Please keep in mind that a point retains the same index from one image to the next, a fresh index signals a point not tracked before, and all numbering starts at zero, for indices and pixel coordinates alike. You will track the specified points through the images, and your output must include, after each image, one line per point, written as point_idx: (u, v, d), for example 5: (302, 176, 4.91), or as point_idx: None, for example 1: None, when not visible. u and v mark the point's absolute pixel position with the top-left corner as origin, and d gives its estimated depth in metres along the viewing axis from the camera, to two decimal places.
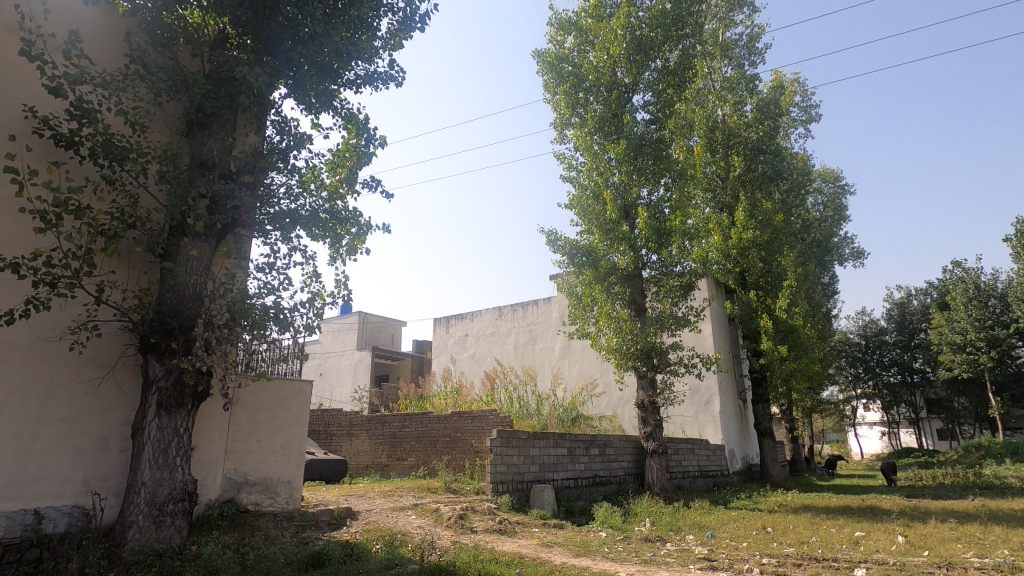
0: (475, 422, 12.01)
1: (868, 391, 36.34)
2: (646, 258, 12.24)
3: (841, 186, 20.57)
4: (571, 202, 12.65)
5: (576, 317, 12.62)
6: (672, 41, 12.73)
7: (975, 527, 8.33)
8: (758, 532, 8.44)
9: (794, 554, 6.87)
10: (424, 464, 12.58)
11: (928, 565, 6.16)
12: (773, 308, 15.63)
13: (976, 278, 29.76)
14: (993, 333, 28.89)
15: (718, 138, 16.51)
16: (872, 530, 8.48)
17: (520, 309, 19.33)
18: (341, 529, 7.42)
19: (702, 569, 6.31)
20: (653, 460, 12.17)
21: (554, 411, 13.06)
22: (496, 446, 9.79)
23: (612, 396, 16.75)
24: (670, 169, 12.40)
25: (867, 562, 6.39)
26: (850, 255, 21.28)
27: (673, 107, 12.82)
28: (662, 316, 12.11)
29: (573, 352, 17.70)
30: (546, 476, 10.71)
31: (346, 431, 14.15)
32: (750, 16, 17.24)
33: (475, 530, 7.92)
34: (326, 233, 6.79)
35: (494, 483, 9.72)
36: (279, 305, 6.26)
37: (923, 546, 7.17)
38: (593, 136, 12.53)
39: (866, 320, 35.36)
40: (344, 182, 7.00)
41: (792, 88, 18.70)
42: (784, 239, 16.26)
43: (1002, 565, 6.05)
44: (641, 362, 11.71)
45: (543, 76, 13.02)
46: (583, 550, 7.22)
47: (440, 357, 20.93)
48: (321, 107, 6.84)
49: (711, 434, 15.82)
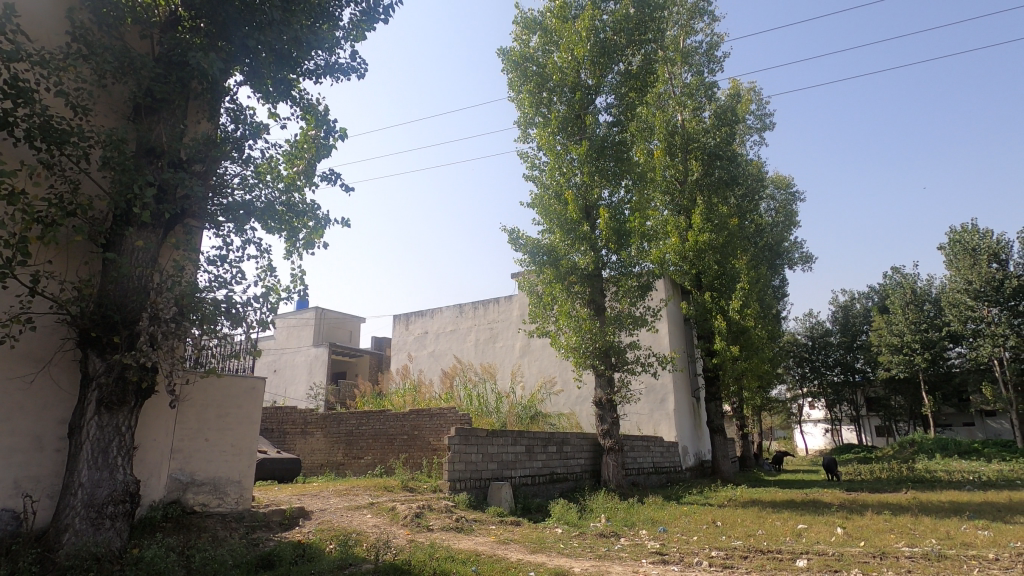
0: (433, 420, 11.94)
1: (813, 390, 37.92)
2: (606, 258, 12.40)
3: (792, 193, 21.37)
4: (534, 201, 12.73)
5: (536, 316, 12.70)
6: (635, 45, 12.92)
7: (907, 518, 8.82)
8: (708, 527, 8.70)
9: (741, 547, 7.12)
10: (381, 462, 12.42)
11: (863, 555, 6.48)
12: (726, 309, 16.15)
13: (913, 283, 31.48)
14: (928, 336, 30.64)
15: (677, 142, 16.84)
16: (813, 522, 8.86)
17: (481, 307, 19.28)
18: (293, 530, 7.24)
19: (654, 563, 6.47)
20: (609, 458, 12.35)
21: (513, 408, 13.11)
22: (454, 444, 9.77)
23: (570, 394, 16.96)
24: (630, 171, 12.62)
25: (808, 553, 6.68)
26: (799, 259, 22.15)
27: (635, 110, 13.04)
28: (620, 316, 12.34)
29: (532, 350, 17.82)
30: (504, 474, 10.74)
31: (300, 429, 13.83)
32: (709, 25, 17.71)
33: (432, 529, 7.86)
34: (282, 226, 6.62)
35: (452, 481, 9.67)
36: (231, 299, 6.06)
37: (859, 537, 7.55)
38: (556, 136, 12.64)
39: (813, 321, 36.95)
40: (302, 173, 6.83)
41: (748, 97, 19.29)
42: (738, 242, 16.79)
43: (930, 553, 6.43)
44: (599, 360, 11.89)
45: (508, 75, 13.04)
46: (538, 546, 7.28)
47: (399, 354, 20.66)
48: (280, 96, 6.66)
49: (665, 431, 16.24)
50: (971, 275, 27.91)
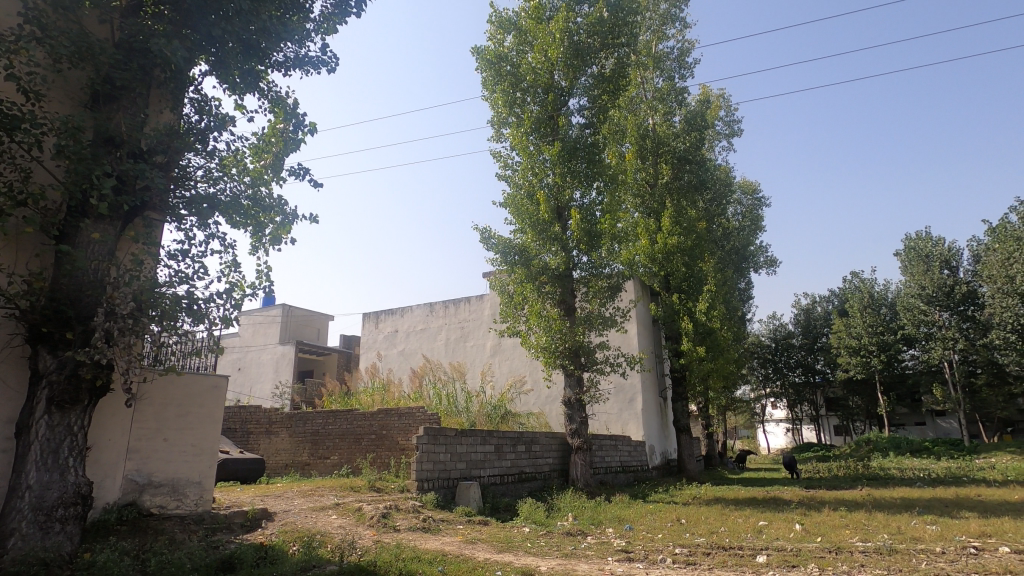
0: (402, 420, 11.83)
1: (775, 391, 38.97)
2: (577, 259, 12.49)
3: (758, 199, 21.92)
4: (506, 201, 12.74)
5: (507, 316, 12.72)
6: (609, 49, 13.06)
7: (862, 514, 9.15)
8: (673, 524, 8.86)
9: (704, 544, 7.28)
10: (348, 462, 12.26)
11: (820, 550, 6.70)
12: (693, 310, 16.48)
13: (871, 288, 32.64)
14: (883, 339, 31.83)
15: (648, 145, 17.10)
16: (774, 519, 9.11)
17: (452, 306, 19.19)
18: (256, 531, 7.09)
19: (619, 560, 6.54)
20: (577, 456, 12.44)
21: (483, 408, 13.08)
22: (423, 443, 9.71)
23: (540, 393, 17.05)
24: (602, 174, 12.74)
25: (768, 549, 6.87)
26: (764, 263, 22.74)
27: (608, 113, 13.15)
28: (590, 316, 12.47)
29: (503, 349, 17.85)
30: (473, 473, 10.72)
31: (264, 428, 13.52)
32: (681, 31, 18.02)
33: (398, 529, 7.79)
34: (247, 221, 6.45)
35: (419, 480, 9.60)
36: (193, 295, 5.88)
37: (816, 533, 7.80)
38: (529, 137, 12.67)
39: (776, 323, 38.01)
40: (269, 167, 6.67)
41: (718, 103, 19.70)
42: (706, 245, 17.13)
43: (882, 548, 6.68)
44: (568, 360, 11.98)
45: (481, 74, 13.02)
46: (505, 545, 7.28)
47: (367, 353, 20.41)
48: (247, 88, 6.50)
49: (633, 430, 16.46)
50: (925, 280, 29.11)
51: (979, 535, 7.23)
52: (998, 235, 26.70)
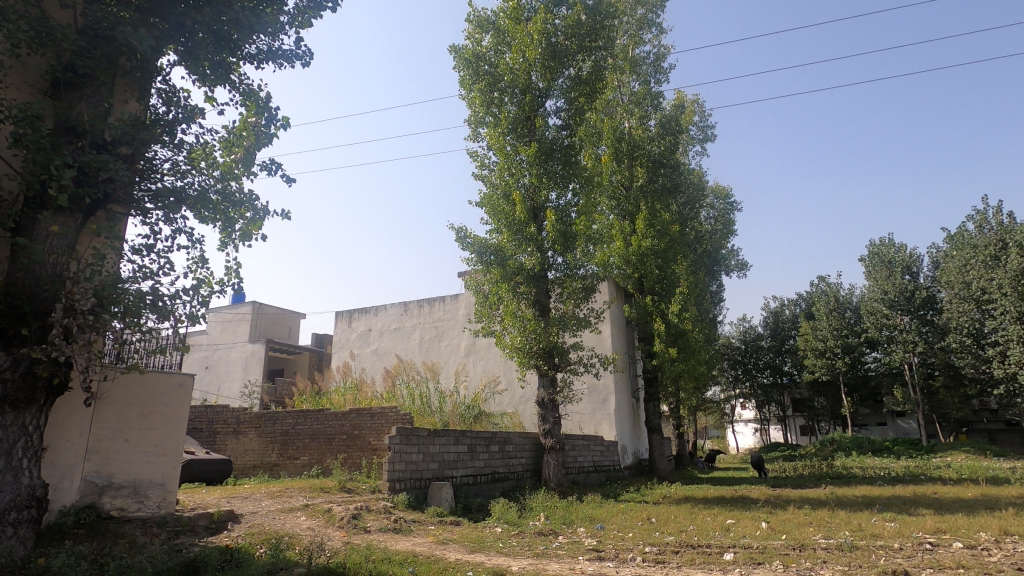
0: (374, 420, 11.71)
1: (744, 392, 39.77)
2: (552, 259, 12.52)
3: (730, 203, 22.33)
4: (482, 201, 12.72)
5: (482, 316, 12.69)
6: (586, 51, 13.16)
7: (825, 512, 9.40)
8: (644, 523, 8.96)
9: (673, 542, 7.39)
10: (318, 463, 12.08)
11: (785, 547, 6.87)
12: (665, 312, 16.71)
13: (837, 292, 33.57)
14: (848, 341, 32.77)
15: (624, 148, 17.27)
16: (741, 517, 9.31)
17: (427, 305, 19.07)
18: (221, 534, 6.92)
19: (590, 560, 6.59)
20: (550, 457, 12.50)
21: (456, 408, 13.04)
22: (395, 443, 9.63)
23: (513, 393, 17.08)
24: (578, 175, 12.82)
25: (735, 547, 7.01)
26: (735, 266, 23.18)
27: (584, 115, 13.24)
28: (564, 317, 12.53)
29: (477, 350, 17.82)
30: (445, 474, 10.66)
31: (232, 428, 13.22)
32: (657, 36, 18.25)
33: (369, 530, 7.70)
34: (216, 216, 6.28)
35: (391, 481, 9.51)
36: (158, 291, 5.70)
37: (781, 530, 8.00)
38: (506, 137, 12.67)
39: (746, 326, 38.79)
40: (240, 162, 6.51)
41: (692, 108, 20.01)
42: (679, 248, 17.38)
43: (843, 544, 6.88)
44: (542, 360, 12.02)
45: (459, 72, 12.97)
46: (477, 545, 7.27)
47: (340, 352, 20.13)
48: (218, 80, 6.33)
49: (605, 430, 16.61)
50: (887, 285, 30.09)
51: (935, 532, 7.49)
52: (956, 242, 27.76)
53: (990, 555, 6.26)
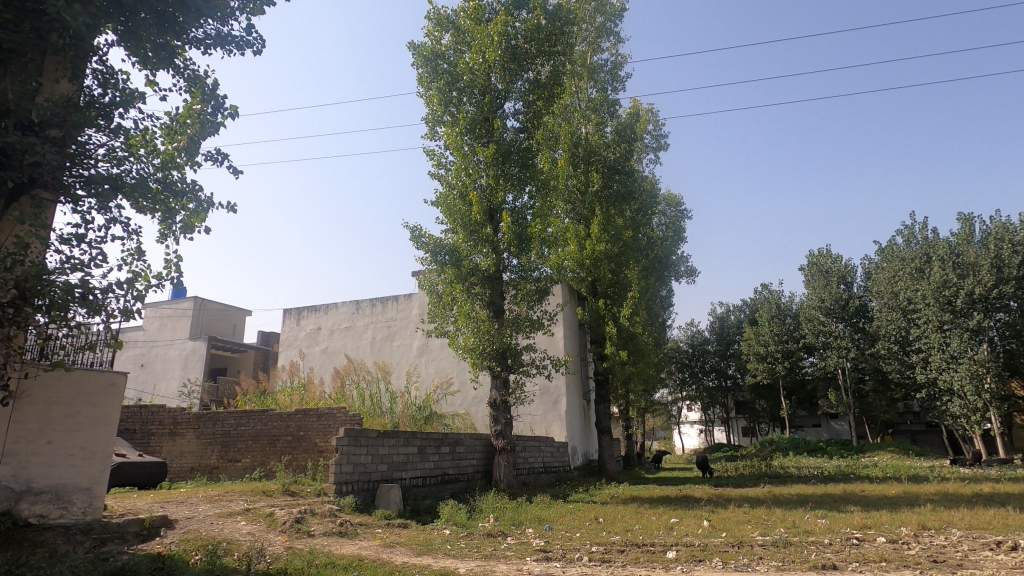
0: (322, 420, 11.40)
1: (691, 394, 41.01)
2: (507, 261, 12.55)
3: (681, 211, 22.99)
4: (437, 200, 12.62)
5: (435, 316, 12.58)
6: (545, 56, 13.28)
7: (763, 510, 9.79)
8: (591, 523, 9.09)
9: (619, 541, 7.53)
10: (260, 465, 11.67)
11: (724, 544, 7.12)
12: (617, 316, 17.04)
13: (778, 298, 35.14)
14: (788, 346, 34.32)
15: (580, 153, 17.53)
16: (684, 516, 9.58)
17: (379, 304, 18.73)
18: (153, 541, 6.58)
19: (538, 560, 6.64)
20: (500, 458, 12.50)
21: (407, 409, 12.88)
22: (342, 445, 9.42)
23: (466, 394, 17.04)
24: (534, 179, 12.87)
25: (677, 545, 7.22)
26: (685, 272, 23.84)
27: (541, 119, 13.35)
28: (518, 319, 12.56)
29: (430, 350, 17.67)
30: (394, 476, 10.50)
31: (168, 429, 12.59)
32: (615, 45, 18.61)
33: (313, 534, 7.49)
34: (155, 206, 5.95)
35: (338, 483, 9.29)
36: (88, 284, 5.34)
37: (721, 528, 8.29)
38: (464, 137, 12.62)
39: (694, 330, 40.08)
40: (183, 150, 6.15)
41: (647, 117, 20.50)
42: (631, 253, 17.76)
43: (778, 541, 7.19)
44: (495, 362, 12.03)
45: (417, 70, 12.82)
46: (425, 548, 7.19)
47: (288, 350, 19.51)
48: (160, 63, 5.99)
49: (556, 431, 16.76)
50: (824, 293, 31.71)
51: (862, 528, 7.93)
52: (886, 255, 29.53)
53: (909, 548, 6.69)
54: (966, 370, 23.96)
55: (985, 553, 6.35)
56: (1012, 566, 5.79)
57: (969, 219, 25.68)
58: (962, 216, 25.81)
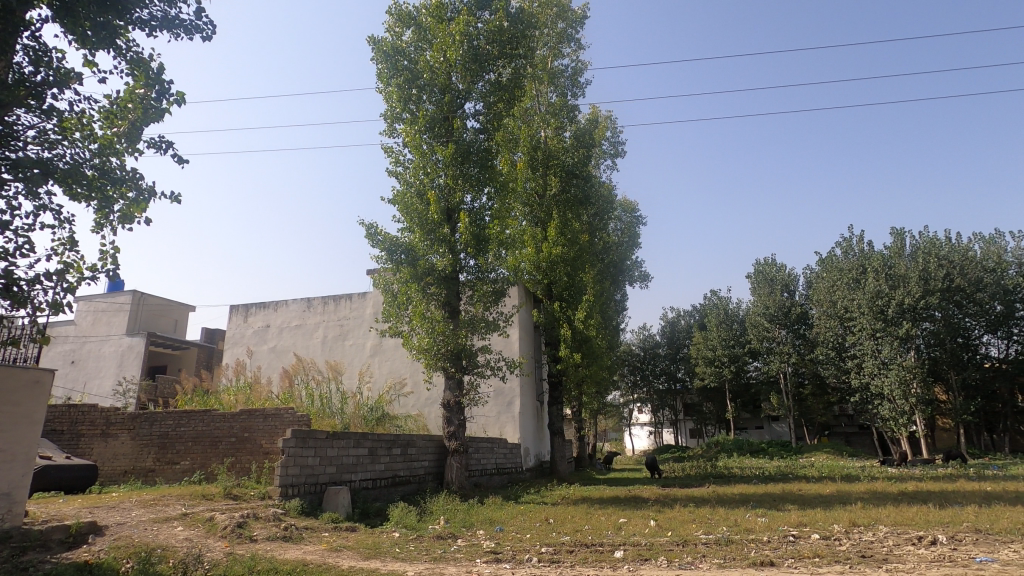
0: (267, 421, 11.01)
1: (642, 396, 41.94)
2: (463, 262, 12.48)
3: (636, 217, 23.47)
4: (395, 198, 12.43)
5: (389, 315, 12.38)
6: (507, 58, 13.29)
7: (707, 510, 10.09)
8: (541, 524, 9.13)
9: (568, 542, 7.61)
10: (201, 468, 11.19)
11: (670, 543, 7.31)
12: (572, 318, 17.25)
13: (726, 305, 36.44)
14: (734, 351, 35.57)
15: (539, 156, 17.64)
16: (632, 516, 9.76)
17: (332, 303, 18.29)
18: (79, 549, 6.19)
19: (488, 562, 6.64)
20: (453, 459, 12.41)
21: (358, 410, 12.62)
22: (289, 447, 9.15)
23: (419, 395, 16.88)
24: (492, 180, 12.86)
25: (624, 544, 7.36)
26: (638, 277, 24.33)
27: (502, 121, 13.36)
28: (473, 320, 12.50)
29: (384, 350, 17.42)
30: (343, 478, 10.27)
31: (100, 430, 11.90)
32: (575, 52, 18.85)
33: (255, 539, 7.23)
34: (90, 193, 5.58)
35: (283, 486, 9.01)
36: (12, 275, 4.95)
37: (667, 527, 8.50)
38: (423, 135, 12.50)
39: (646, 334, 41.05)
40: (123, 136, 5.77)
41: (605, 124, 20.84)
42: (587, 257, 18.00)
43: (720, 539, 7.44)
44: (449, 362, 11.96)
45: (377, 65, 12.62)
46: (372, 552, 7.07)
47: (233, 348, 18.81)
48: (99, 43, 5.62)
49: (509, 433, 16.80)
50: (769, 301, 33.12)
51: (799, 525, 8.29)
52: (826, 265, 31.07)
53: (840, 544, 7.05)
54: (895, 375, 25.43)
55: (909, 548, 6.76)
56: (931, 559, 6.20)
57: (901, 233, 27.34)
58: (895, 231, 27.45)
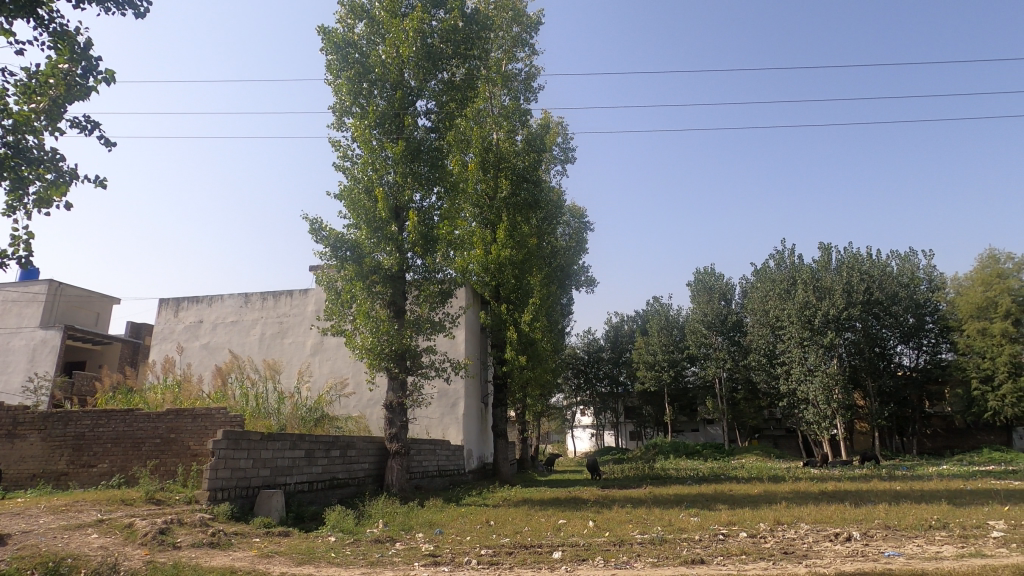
0: (197, 422, 10.45)
1: (585, 399, 42.67)
2: (411, 261, 12.32)
3: (584, 223, 23.91)
4: (342, 194, 12.13)
5: (332, 313, 12.03)
6: (460, 58, 13.23)
7: (644, 510, 10.36)
8: (481, 526, 9.12)
9: (508, 544, 7.63)
10: (121, 470, 10.51)
11: (607, 543, 7.47)
12: (519, 321, 17.36)
13: (667, 311, 37.64)
14: (674, 356, 36.79)
15: (490, 159, 17.70)
16: (571, 517, 9.91)
17: (271, 299, 17.63)
18: None
19: (426, 565, 6.56)
20: (394, 461, 12.19)
21: (296, 411, 12.21)
22: (220, 449, 8.73)
23: (361, 396, 16.53)
24: (443, 180, 12.75)
25: (563, 545, 7.45)
26: (585, 282, 24.76)
27: (454, 121, 13.28)
28: (419, 320, 12.34)
29: (325, 349, 16.95)
30: (277, 481, 9.90)
31: (6, 431, 10.95)
32: (529, 56, 19.00)
33: (179, 546, 6.85)
34: (2, 173, 5.10)
35: (212, 490, 8.59)
36: None
37: (605, 527, 8.68)
38: (372, 131, 12.27)
39: (590, 338, 41.81)
40: (42, 114, 5.32)
41: (556, 130, 21.11)
42: (535, 261, 18.14)
43: (654, 538, 7.66)
44: (393, 363, 11.77)
45: (327, 55, 12.30)
46: (306, 557, 6.84)
47: (162, 344, 17.79)
48: (17, 11, 5.14)
49: (453, 435, 16.69)
50: (707, 308, 34.55)
51: (728, 523, 8.67)
52: (761, 276, 32.68)
53: (765, 542, 7.41)
54: (820, 382, 27.02)
55: (825, 544, 7.20)
56: (846, 554, 6.63)
57: (828, 248, 29.10)
58: (823, 246, 29.17)
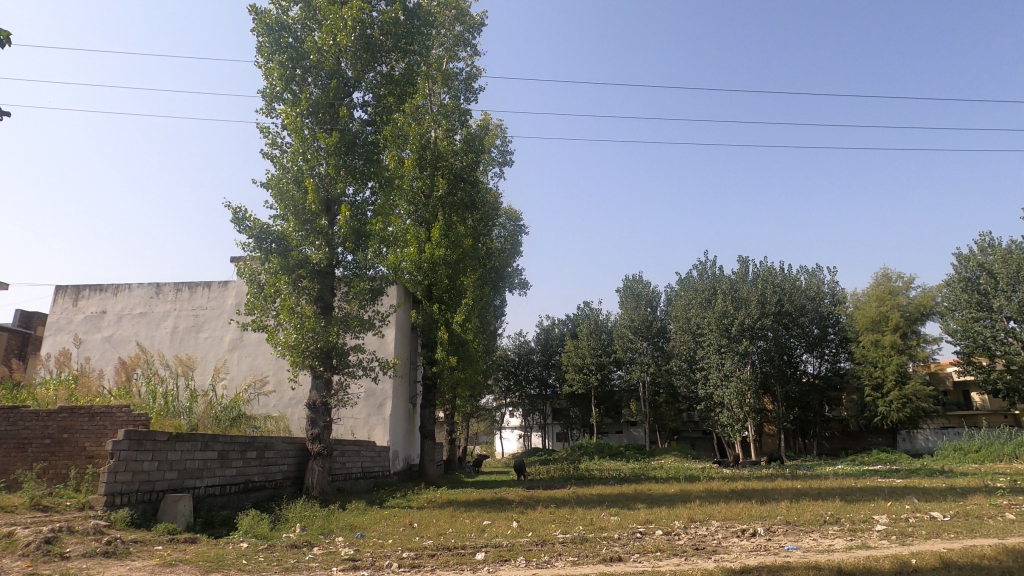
0: (94, 421, 9.60)
1: (514, 400, 42.96)
2: (341, 257, 11.95)
3: (519, 226, 24.13)
4: (268, 182, 11.60)
5: (253, 308, 11.44)
6: (400, 52, 12.97)
7: (567, 510, 10.55)
8: (404, 529, 8.96)
9: (430, 546, 7.54)
10: (2, 474, 9.49)
11: (529, 544, 7.55)
12: (451, 321, 17.24)
13: (596, 316, 38.66)
14: (602, 359, 37.81)
15: (428, 156, 17.45)
16: (495, 518, 9.92)
17: (186, 290, 16.53)
18: None
19: (343, 570, 6.36)
20: (315, 463, 11.75)
21: (210, 410, 11.50)
22: (121, 450, 8.09)
23: (282, 395, 15.83)
24: (377, 175, 12.46)
25: (487, 546, 7.46)
26: (517, 284, 24.98)
27: (391, 116, 13.01)
28: (347, 317, 11.96)
29: (244, 346, 16.10)
30: (186, 484, 9.29)
31: None
32: (470, 56, 18.95)
33: (67, 557, 6.27)
34: None
35: (110, 495, 7.93)
36: None
37: (528, 528, 8.76)
38: (304, 119, 11.81)
39: (522, 340, 42.25)
40: None
41: (495, 131, 21.15)
42: (470, 261, 18.08)
43: (576, 538, 7.83)
44: (317, 361, 11.36)
45: (257, 37, 11.71)
46: (214, 565, 6.45)
47: (57, 336, 16.26)
48: None
49: (379, 435, 16.31)
50: (634, 314, 35.84)
51: (646, 522, 8.98)
52: (684, 285, 34.29)
53: (679, 539, 7.75)
54: (734, 387, 28.63)
55: (733, 540, 7.62)
56: (750, 549, 7.06)
57: (746, 261, 30.95)
58: (741, 258, 31.02)
